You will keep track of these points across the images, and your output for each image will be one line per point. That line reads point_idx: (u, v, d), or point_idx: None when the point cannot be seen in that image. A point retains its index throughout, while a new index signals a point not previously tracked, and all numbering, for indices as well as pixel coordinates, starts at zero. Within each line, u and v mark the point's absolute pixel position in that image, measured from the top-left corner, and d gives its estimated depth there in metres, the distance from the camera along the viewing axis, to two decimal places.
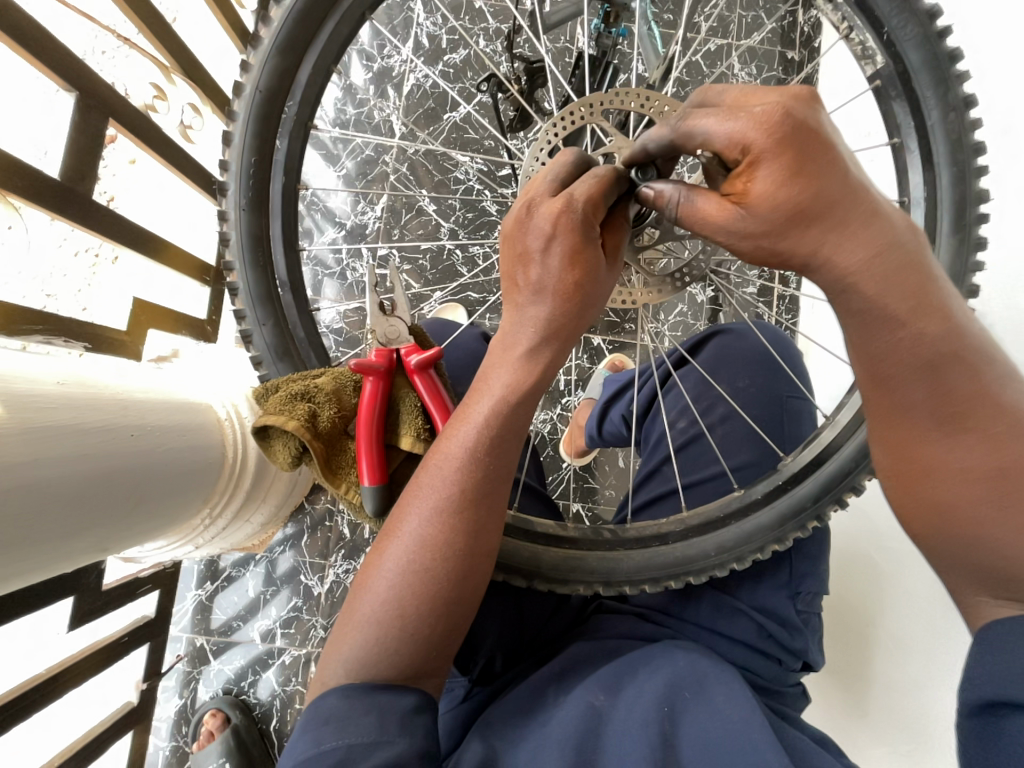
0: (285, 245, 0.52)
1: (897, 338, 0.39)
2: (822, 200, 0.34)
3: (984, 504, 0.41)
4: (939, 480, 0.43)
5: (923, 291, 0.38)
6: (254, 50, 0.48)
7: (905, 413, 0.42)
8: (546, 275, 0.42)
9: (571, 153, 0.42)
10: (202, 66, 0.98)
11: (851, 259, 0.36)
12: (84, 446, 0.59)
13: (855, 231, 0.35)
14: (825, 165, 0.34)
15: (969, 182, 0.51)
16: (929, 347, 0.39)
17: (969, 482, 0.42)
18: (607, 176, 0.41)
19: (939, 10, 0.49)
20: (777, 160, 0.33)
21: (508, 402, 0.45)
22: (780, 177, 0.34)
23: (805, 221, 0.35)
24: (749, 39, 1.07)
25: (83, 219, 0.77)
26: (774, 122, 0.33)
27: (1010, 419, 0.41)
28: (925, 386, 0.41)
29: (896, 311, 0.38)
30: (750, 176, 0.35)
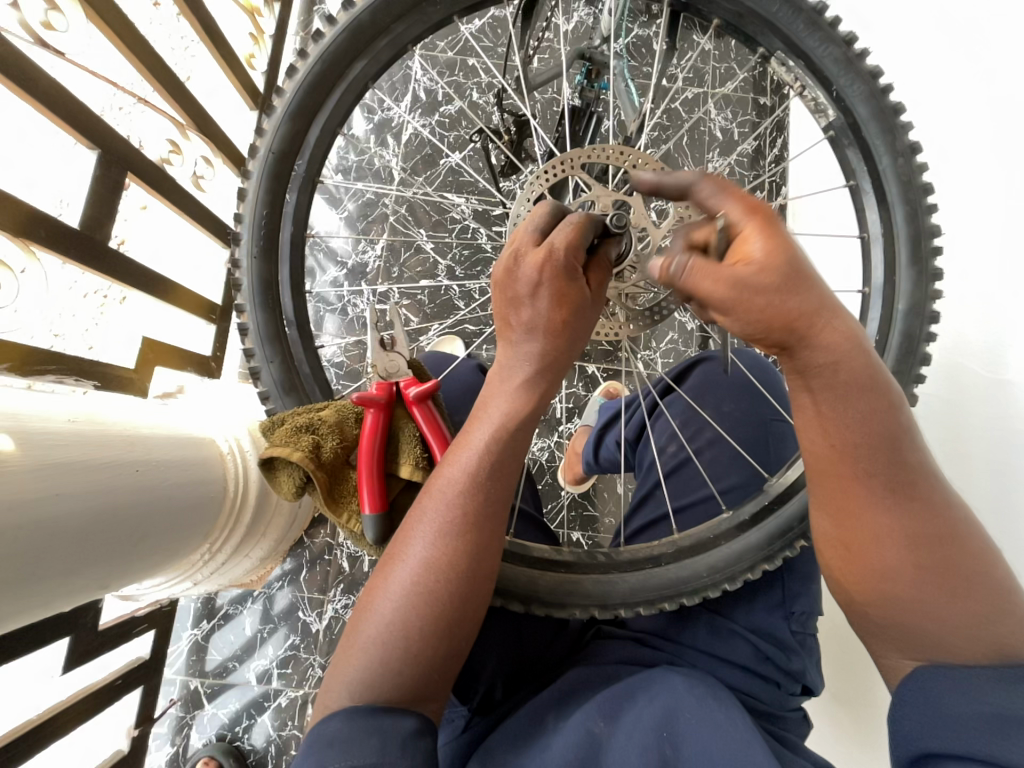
0: (293, 288, 0.56)
1: (850, 410, 0.42)
2: (802, 271, 0.40)
3: (922, 589, 0.44)
4: (884, 548, 0.45)
5: (868, 375, 0.42)
6: (269, 117, 0.54)
7: (859, 485, 0.44)
8: (536, 314, 0.46)
9: (549, 205, 0.47)
10: (215, 122, 1.07)
11: (835, 337, 0.41)
12: (91, 482, 0.61)
13: (835, 306, 0.41)
14: (789, 239, 0.40)
15: (922, 218, 0.55)
16: (876, 429, 0.43)
17: (903, 553, 0.44)
18: (584, 224, 0.45)
19: (880, 71, 0.55)
20: (761, 231, 0.40)
21: (508, 429, 0.48)
22: (768, 242, 0.39)
23: (794, 279, 0.39)
24: (723, 87, 1.16)
25: (96, 263, 0.82)
26: (758, 204, 0.41)
27: (941, 506, 0.44)
28: (879, 460, 0.43)
29: (856, 384, 0.42)
30: (747, 242, 0.40)
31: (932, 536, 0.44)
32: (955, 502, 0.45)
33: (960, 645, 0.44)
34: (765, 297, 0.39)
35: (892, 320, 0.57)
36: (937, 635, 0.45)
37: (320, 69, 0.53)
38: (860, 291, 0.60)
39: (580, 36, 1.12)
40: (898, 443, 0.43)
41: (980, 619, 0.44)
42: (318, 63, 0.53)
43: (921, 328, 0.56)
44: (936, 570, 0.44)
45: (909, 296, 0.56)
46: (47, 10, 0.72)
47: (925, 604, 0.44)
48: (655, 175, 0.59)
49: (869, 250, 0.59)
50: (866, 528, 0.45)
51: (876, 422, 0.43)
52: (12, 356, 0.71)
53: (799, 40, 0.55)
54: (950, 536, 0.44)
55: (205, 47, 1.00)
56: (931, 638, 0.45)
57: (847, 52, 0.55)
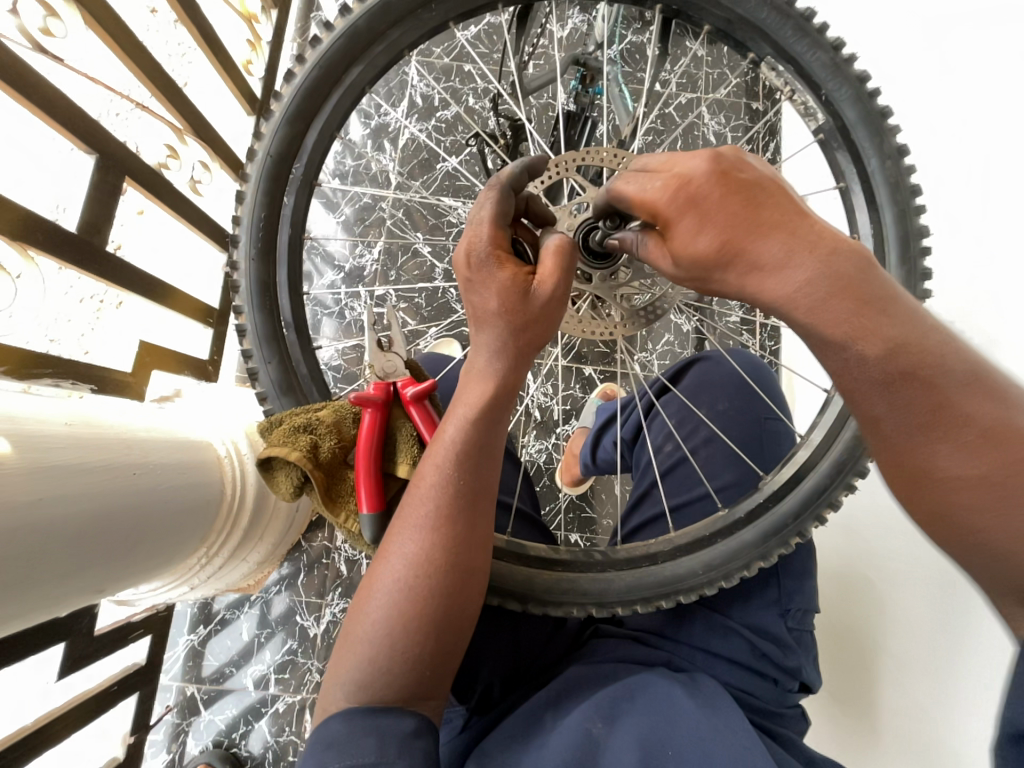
0: (291, 290, 0.56)
1: (844, 355, 0.40)
2: (733, 244, 0.39)
3: (997, 512, 0.40)
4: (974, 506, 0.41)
5: (862, 306, 0.38)
6: (267, 121, 0.54)
7: (880, 425, 0.42)
8: (483, 308, 0.46)
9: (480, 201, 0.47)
10: (213, 127, 1.07)
11: (781, 292, 0.39)
12: (88, 485, 0.61)
13: (778, 268, 0.38)
14: (727, 211, 0.39)
15: (910, 219, 0.56)
16: (880, 366, 0.39)
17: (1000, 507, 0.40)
18: (499, 219, 0.46)
19: (868, 75, 0.56)
20: (683, 220, 0.40)
21: (472, 421, 0.48)
22: (690, 232, 0.40)
23: (718, 266, 0.40)
24: (715, 92, 1.18)
25: (93, 268, 0.82)
26: (680, 187, 0.40)
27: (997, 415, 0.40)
28: (893, 397, 0.40)
29: (842, 326, 0.39)
30: (669, 235, 0.42)
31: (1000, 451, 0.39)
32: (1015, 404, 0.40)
33: None
34: (690, 285, 0.43)
35: None
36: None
37: (318, 73, 0.54)
38: None
39: (575, 43, 1.13)
40: (919, 371, 0.39)
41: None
42: (316, 68, 0.54)
43: None
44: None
45: None
46: (46, 17, 0.72)
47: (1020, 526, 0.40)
48: None
49: None
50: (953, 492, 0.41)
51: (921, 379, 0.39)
52: (9, 360, 0.71)
53: (788, 45, 0.56)
54: None
55: (202, 53, 1.01)
56: None
57: (835, 57, 0.56)
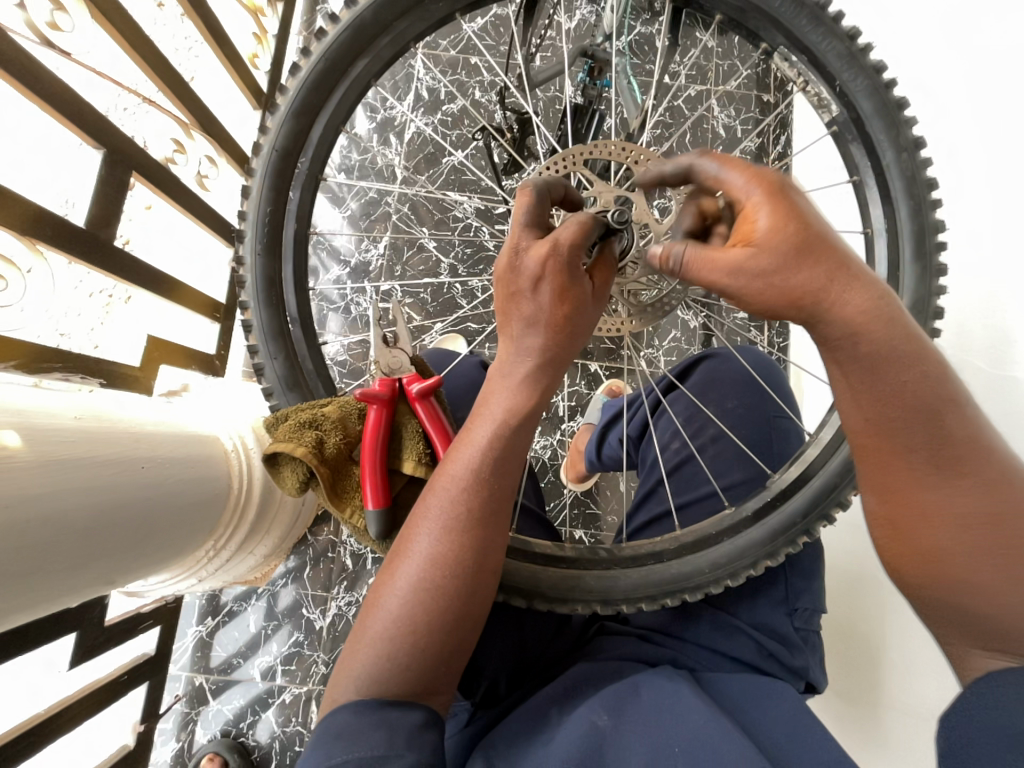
0: (296, 285, 0.56)
1: (873, 359, 0.41)
2: (817, 240, 0.39)
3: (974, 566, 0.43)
4: (937, 522, 0.43)
5: (905, 339, 0.40)
6: (272, 115, 0.54)
7: (899, 450, 0.43)
8: (539, 309, 0.42)
9: (533, 191, 0.41)
10: (219, 122, 1.08)
11: (855, 306, 0.39)
12: (94, 479, 0.62)
13: (848, 278, 0.39)
14: (807, 213, 0.40)
15: (926, 212, 0.55)
16: (894, 388, 0.41)
17: (965, 525, 0.43)
18: (589, 222, 0.42)
19: (884, 66, 0.54)
20: (773, 204, 0.40)
21: (511, 427, 0.44)
22: (779, 217, 0.39)
23: (806, 256, 0.39)
24: (726, 84, 1.16)
25: (101, 262, 0.82)
26: (768, 176, 0.41)
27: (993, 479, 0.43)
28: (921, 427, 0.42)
29: (889, 350, 0.40)
30: (753, 218, 0.40)
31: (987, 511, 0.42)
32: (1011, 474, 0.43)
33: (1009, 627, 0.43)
34: (765, 280, 0.40)
35: None
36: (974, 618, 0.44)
37: (324, 67, 0.53)
38: None
39: (583, 35, 1.12)
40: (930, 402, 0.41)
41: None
42: (321, 61, 0.53)
43: (925, 324, 0.55)
44: (1002, 545, 0.42)
45: (914, 290, 0.56)
46: (53, 11, 0.73)
47: (977, 583, 0.43)
48: None
49: (873, 245, 0.58)
50: (918, 502, 0.44)
51: (917, 395, 0.41)
52: (19, 353, 0.71)
53: (801, 36, 0.55)
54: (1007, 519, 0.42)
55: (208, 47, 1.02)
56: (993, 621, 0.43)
57: (850, 47, 0.54)
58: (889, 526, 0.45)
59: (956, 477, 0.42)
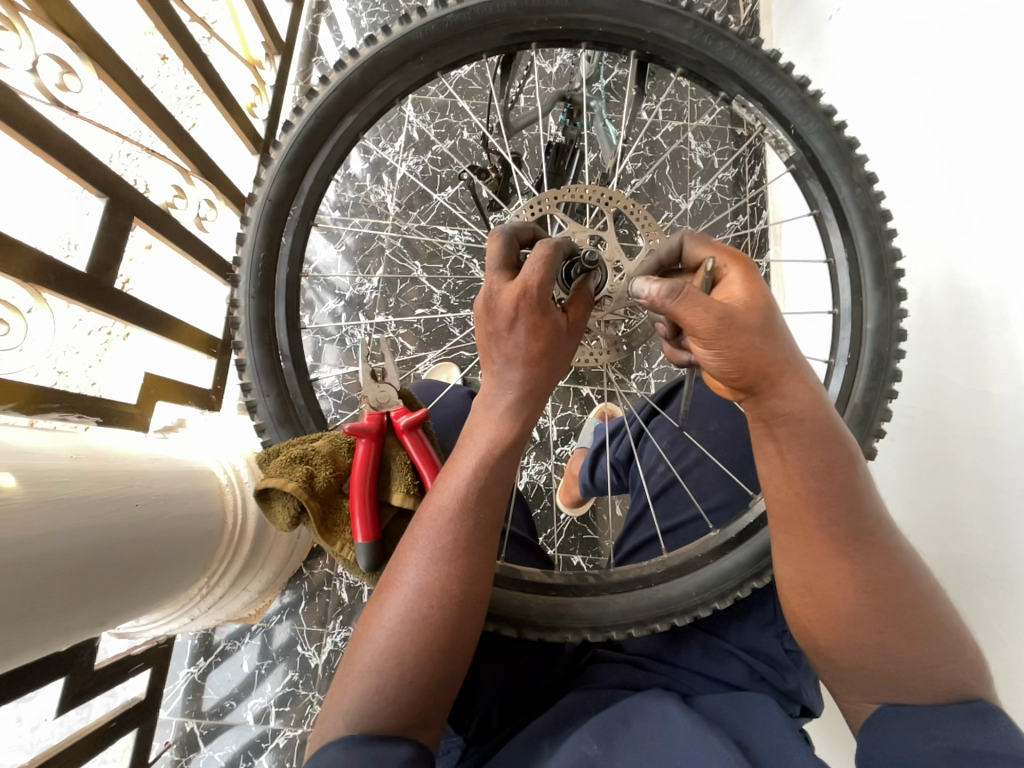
0: (288, 325, 0.59)
1: (799, 440, 0.46)
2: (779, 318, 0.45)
3: (874, 632, 0.48)
4: (844, 589, 0.48)
5: (827, 428, 0.46)
6: (266, 168, 0.58)
7: (816, 524, 0.48)
8: (514, 346, 0.44)
9: (503, 242, 0.45)
10: (219, 167, 1.13)
11: (797, 393, 0.45)
12: (89, 519, 0.62)
13: (791, 367, 0.45)
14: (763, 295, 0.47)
15: (883, 241, 0.58)
16: (816, 467, 0.46)
17: (860, 593, 0.48)
18: (557, 260, 0.44)
19: (834, 109, 0.59)
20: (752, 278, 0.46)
21: (493, 455, 0.46)
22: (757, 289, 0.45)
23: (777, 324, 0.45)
24: (700, 119, 1.23)
25: (103, 303, 0.85)
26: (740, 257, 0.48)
27: (886, 557, 0.49)
28: (836, 504, 0.47)
29: (815, 435, 0.46)
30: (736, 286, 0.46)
31: (882, 581, 0.48)
32: (901, 553, 0.50)
33: (905, 686, 0.48)
34: (749, 334, 0.43)
35: (862, 339, 0.59)
36: (872, 675, 0.49)
37: (314, 124, 0.58)
38: (831, 313, 0.62)
39: (564, 78, 1.19)
40: (843, 482, 0.47)
41: (930, 663, 0.48)
42: (313, 118, 0.57)
43: (890, 346, 0.58)
44: (885, 610, 0.48)
45: (877, 314, 0.58)
46: (63, 74, 0.77)
47: (873, 646, 0.48)
48: (630, 214, 0.63)
49: (836, 273, 0.61)
50: (828, 569, 0.48)
51: (838, 473, 0.47)
52: (18, 396, 0.73)
53: (756, 84, 0.60)
54: (897, 594, 0.49)
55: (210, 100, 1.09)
56: (886, 679, 0.48)
57: (802, 94, 0.59)
58: (803, 591, 0.49)
59: (856, 551, 0.48)
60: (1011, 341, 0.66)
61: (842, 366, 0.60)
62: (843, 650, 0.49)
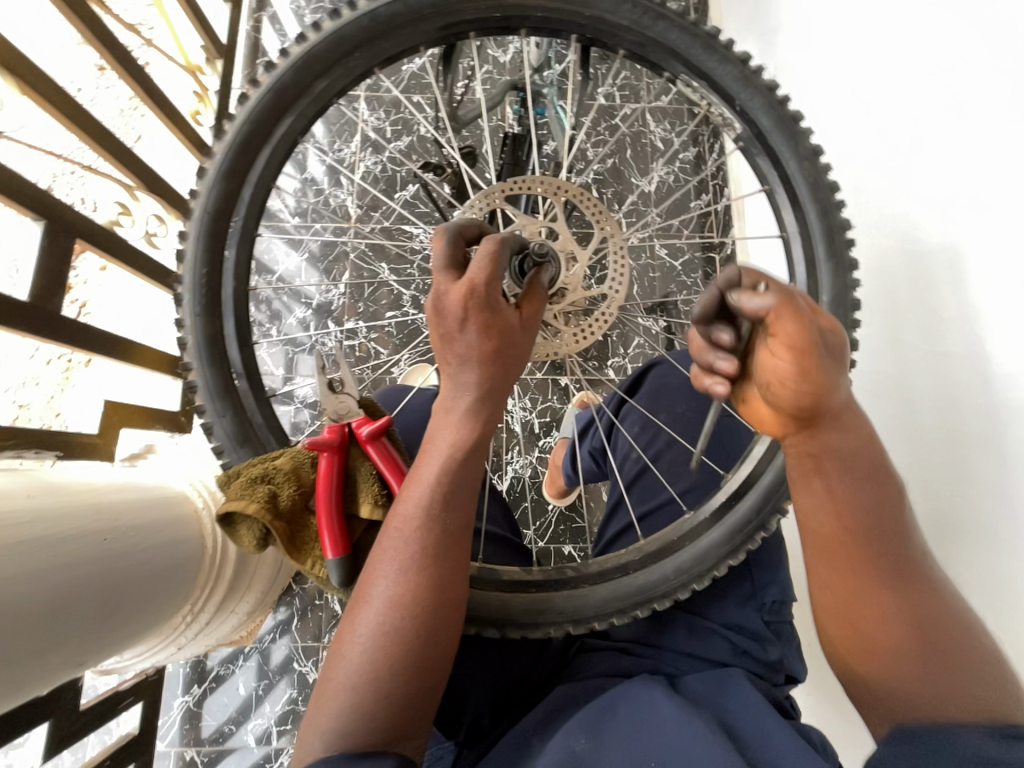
0: (240, 341, 0.57)
1: (843, 477, 0.46)
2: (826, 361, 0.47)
3: (917, 668, 0.47)
4: (885, 622, 0.47)
5: (871, 467, 0.47)
6: (201, 180, 0.55)
7: (861, 558, 0.48)
8: (468, 346, 0.44)
9: (448, 240, 0.44)
10: (165, 180, 1.09)
11: (844, 433, 0.46)
12: (52, 560, 0.59)
13: (840, 408, 0.45)
14: None
15: (833, 213, 0.59)
16: (864, 503, 0.47)
17: (909, 631, 0.47)
18: (503, 254, 0.43)
19: (776, 84, 0.59)
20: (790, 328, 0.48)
21: (455, 459, 0.45)
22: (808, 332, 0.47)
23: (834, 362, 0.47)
24: (657, 100, 1.23)
25: (51, 333, 0.81)
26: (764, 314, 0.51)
27: (931, 596, 0.48)
28: (880, 538, 0.47)
29: (861, 470, 0.47)
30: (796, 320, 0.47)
31: (927, 617, 0.47)
32: (947, 594, 0.49)
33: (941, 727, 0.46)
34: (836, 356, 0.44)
35: (819, 311, 0.59)
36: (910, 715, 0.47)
37: (249, 130, 0.55)
38: (789, 287, 0.63)
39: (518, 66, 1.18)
40: (887, 518, 0.47)
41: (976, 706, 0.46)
42: (246, 124, 0.55)
43: (846, 316, 0.59)
44: (928, 646, 0.47)
45: (832, 286, 0.59)
46: None
47: (916, 682, 0.47)
48: (580, 203, 0.62)
49: (790, 247, 0.62)
50: (872, 602, 0.48)
51: (883, 509, 0.47)
52: None
53: (698, 62, 0.59)
54: (946, 634, 0.47)
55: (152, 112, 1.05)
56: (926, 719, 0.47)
57: (744, 70, 0.59)
58: (845, 622, 0.49)
59: (902, 587, 0.48)
60: (965, 301, 0.68)
61: None
62: (885, 684, 0.48)
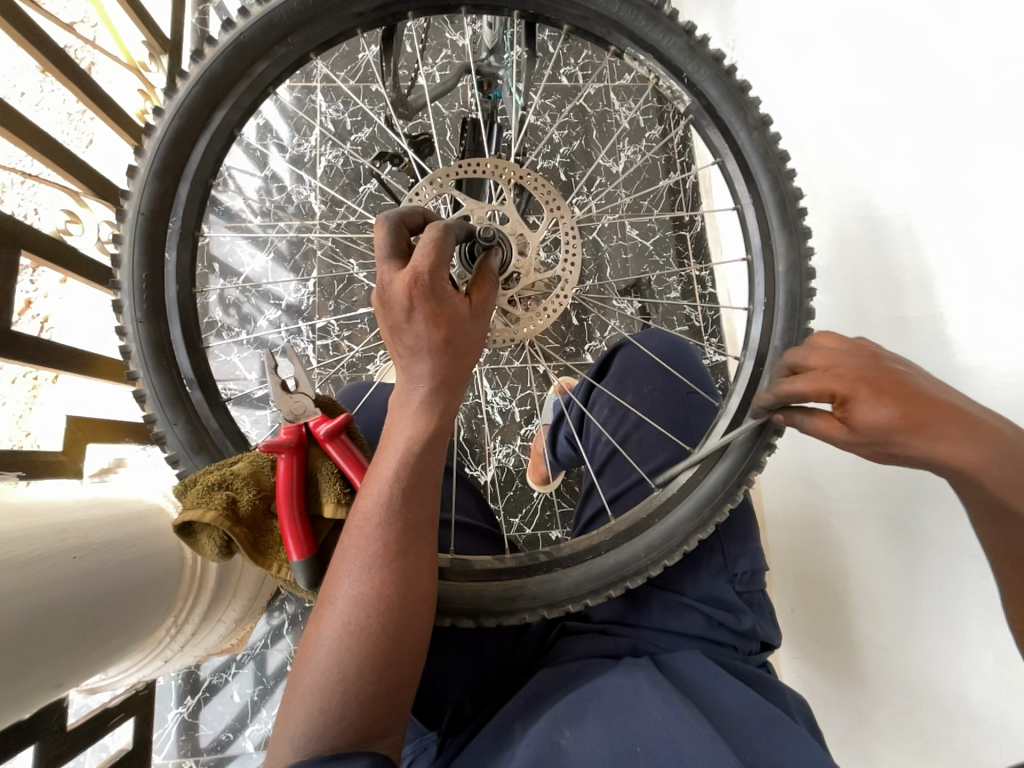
0: (188, 346, 0.55)
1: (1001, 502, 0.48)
2: (912, 417, 0.44)
3: None
4: None
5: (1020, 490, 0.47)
6: (132, 179, 0.53)
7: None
8: (417, 337, 0.43)
9: (389, 229, 0.43)
10: (114, 183, 1.04)
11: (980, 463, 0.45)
12: (20, 580, 0.56)
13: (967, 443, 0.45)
14: (902, 390, 0.44)
15: (785, 183, 0.59)
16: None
17: None
18: (446, 241, 0.42)
19: (723, 53, 0.58)
20: (863, 399, 0.44)
21: (413, 454, 0.44)
22: (870, 407, 0.44)
23: (907, 428, 0.44)
24: (621, 78, 1.21)
25: (9, 353, 0.76)
26: (857, 375, 0.45)
27: None
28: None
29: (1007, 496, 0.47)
30: (846, 407, 0.45)
31: None
32: None
33: None
34: (878, 441, 0.45)
35: (775, 282, 0.60)
36: None
37: (180, 124, 0.53)
38: (745, 259, 0.63)
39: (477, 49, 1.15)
40: None
41: None
42: (176, 118, 0.53)
43: (802, 286, 0.59)
44: None
45: (788, 255, 0.59)
46: None
47: None
48: (532, 187, 0.61)
49: (746, 218, 0.62)
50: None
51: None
52: None
53: (643, 34, 0.58)
54: None
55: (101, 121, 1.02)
56: None
57: (690, 41, 0.58)
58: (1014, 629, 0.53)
59: None
60: (923, 266, 0.69)
61: (760, 311, 0.61)
62: None
